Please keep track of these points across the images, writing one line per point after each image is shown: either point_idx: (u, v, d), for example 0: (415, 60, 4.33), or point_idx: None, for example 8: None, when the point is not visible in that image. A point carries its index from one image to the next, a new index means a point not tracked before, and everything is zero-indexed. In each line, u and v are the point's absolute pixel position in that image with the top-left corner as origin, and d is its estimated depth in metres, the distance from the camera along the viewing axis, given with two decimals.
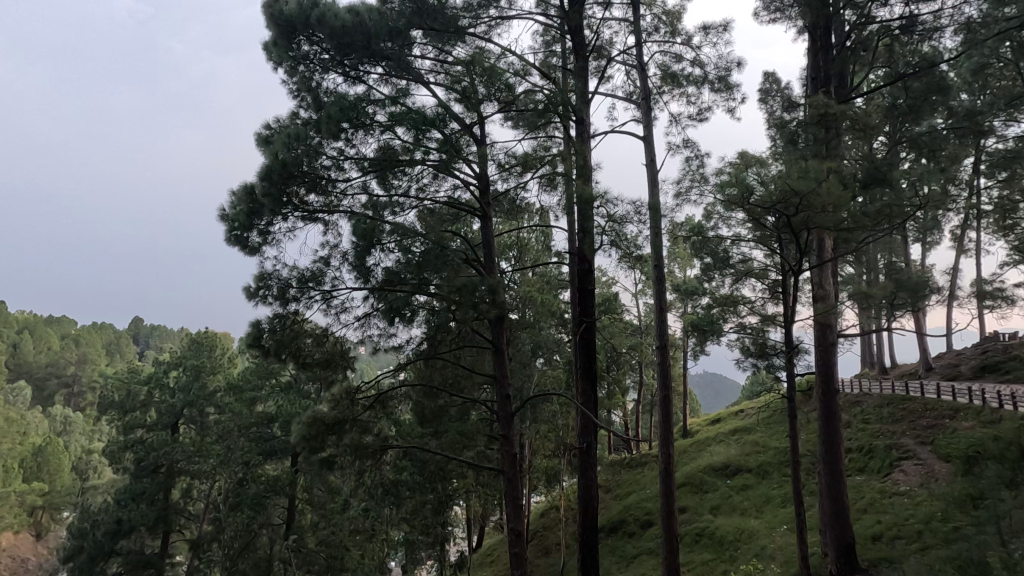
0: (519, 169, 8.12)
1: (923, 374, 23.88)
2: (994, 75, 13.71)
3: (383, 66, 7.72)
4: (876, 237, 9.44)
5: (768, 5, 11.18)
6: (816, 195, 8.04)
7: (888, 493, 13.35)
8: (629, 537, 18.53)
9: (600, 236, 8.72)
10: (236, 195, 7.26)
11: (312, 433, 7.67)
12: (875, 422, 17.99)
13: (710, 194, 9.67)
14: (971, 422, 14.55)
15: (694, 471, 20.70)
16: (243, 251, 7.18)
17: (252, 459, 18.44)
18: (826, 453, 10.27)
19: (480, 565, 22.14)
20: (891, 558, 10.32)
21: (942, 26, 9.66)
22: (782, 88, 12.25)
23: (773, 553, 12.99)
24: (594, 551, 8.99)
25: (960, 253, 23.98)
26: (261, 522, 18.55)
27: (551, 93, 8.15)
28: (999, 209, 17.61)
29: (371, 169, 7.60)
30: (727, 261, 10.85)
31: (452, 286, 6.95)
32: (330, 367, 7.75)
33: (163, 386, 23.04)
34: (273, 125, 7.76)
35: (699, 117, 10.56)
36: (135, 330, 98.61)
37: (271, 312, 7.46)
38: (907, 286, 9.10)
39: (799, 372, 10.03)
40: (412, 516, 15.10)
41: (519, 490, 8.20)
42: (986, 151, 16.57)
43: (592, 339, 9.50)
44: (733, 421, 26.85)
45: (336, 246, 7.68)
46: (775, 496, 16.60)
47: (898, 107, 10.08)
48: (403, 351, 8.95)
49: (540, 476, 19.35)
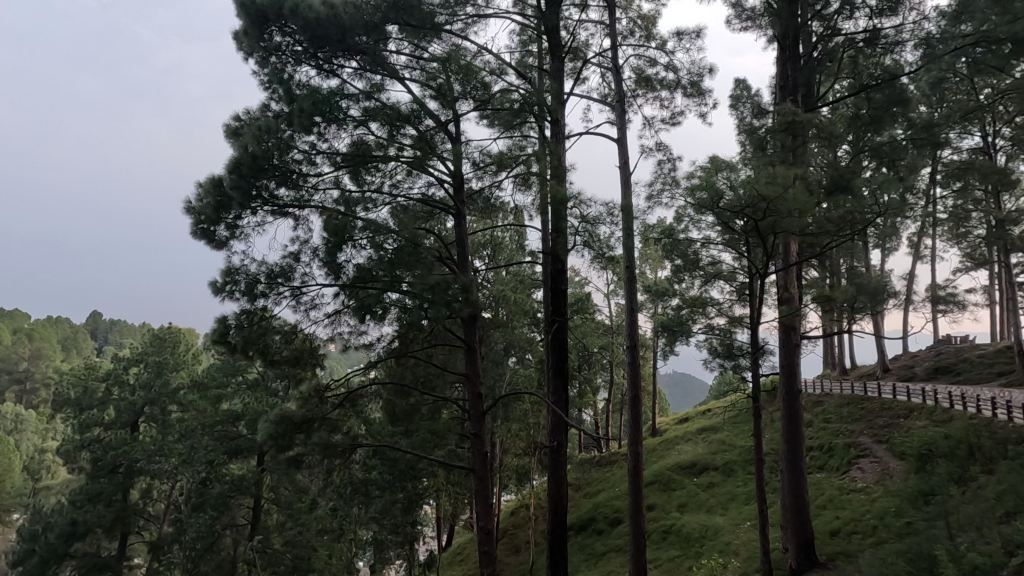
0: (494, 168, 8.11)
1: (881, 374, 24.81)
2: (950, 89, 14.37)
3: (357, 60, 7.63)
4: (838, 242, 9.73)
5: (740, 13, 11.46)
6: (782, 201, 8.26)
7: (846, 490, 13.81)
8: (598, 535, 18.77)
9: (573, 236, 8.78)
10: (202, 187, 7.03)
11: (279, 431, 7.51)
12: (835, 422, 18.61)
13: (681, 197, 9.83)
14: (924, 422, 15.18)
15: (662, 470, 21.06)
16: (210, 244, 7.00)
17: (217, 458, 18.00)
18: (788, 452, 10.56)
19: (448, 565, 22.09)
20: (848, 553, 10.67)
21: (904, 40, 10.06)
22: (752, 95, 12.53)
23: (737, 548, 13.32)
24: (563, 551, 8.98)
25: (916, 258, 25.02)
26: (225, 523, 18.13)
27: (527, 93, 8.13)
28: (953, 218, 18.46)
29: (344, 164, 7.48)
30: (697, 264, 11.01)
31: (425, 284, 6.91)
32: (298, 365, 7.64)
33: (123, 383, 22.26)
34: (242, 117, 7.58)
35: (672, 121, 10.73)
36: (94, 325, 94.81)
37: (238, 308, 7.27)
38: (867, 291, 9.28)
39: (763, 372, 10.30)
40: (381, 515, 14.99)
41: (489, 489, 8.20)
42: (940, 163, 17.36)
43: (564, 338, 9.54)
44: (700, 420, 27.42)
45: (307, 242, 7.54)
46: (740, 493, 17.00)
47: (861, 117, 10.49)
48: (374, 349, 8.87)
49: (511, 475, 19.38)
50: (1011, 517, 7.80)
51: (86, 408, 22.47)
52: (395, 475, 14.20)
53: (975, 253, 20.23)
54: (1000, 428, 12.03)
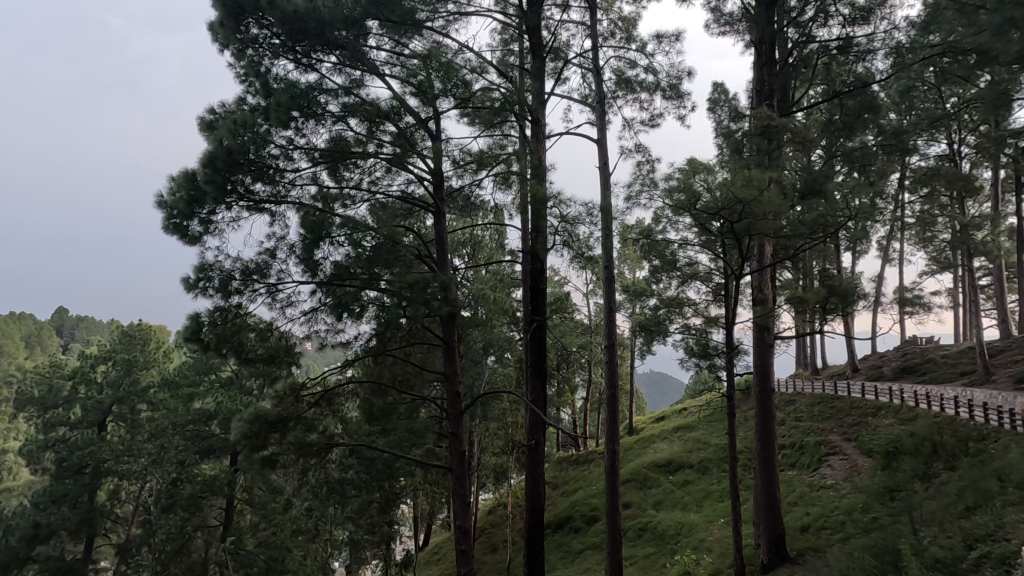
0: (474, 167, 8.09)
1: (851, 374, 25.45)
2: (918, 98, 14.81)
3: (337, 55, 7.55)
4: (811, 244, 9.93)
5: (718, 18, 11.63)
6: (757, 203, 8.38)
7: (817, 487, 14.14)
8: (575, 533, 18.90)
9: (553, 236, 8.80)
10: (175, 180, 6.85)
11: (253, 431, 7.37)
12: (807, 420, 19.02)
13: (659, 199, 9.95)
14: (891, 420, 15.62)
15: (638, 468, 21.32)
16: (182, 240, 6.84)
17: (188, 458, 17.62)
18: (761, 450, 10.77)
19: (425, 564, 21.98)
20: (817, 547, 10.91)
21: (875, 48, 10.33)
22: (729, 98, 12.75)
23: (710, 545, 13.52)
24: (540, 549, 9.01)
25: (885, 261, 25.76)
26: (196, 525, 17.76)
27: (508, 91, 8.12)
28: (921, 222, 19.02)
29: (322, 160, 7.38)
30: (674, 264, 11.14)
31: (403, 282, 6.83)
32: (274, 363, 7.53)
33: (90, 381, 21.62)
34: (217, 109, 7.40)
35: (651, 123, 10.88)
36: (60, 322, 91.83)
37: (212, 305, 7.11)
38: (838, 292, 9.50)
39: (738, 372, 10.47)
40: (357, 515, 14.86)
41: (467, 488, 8.18)
42: (908, 170, 17.89)
43: (543, 337, 9.56)
44: (676, 419, 27.77)
45: (284, 238, 7.42)
46: (714, 491, 17.28)
47: (834, 123, 10.74)
48: (351, 347, 8.78)
49: (489, 474, 19.37)
50: (971, 511, 8.13)
51: (50, 407, 21.85)
52: (371, 475, 14.05)
53: (940, 257, 20.92)
54: (962, 426, 12.47)
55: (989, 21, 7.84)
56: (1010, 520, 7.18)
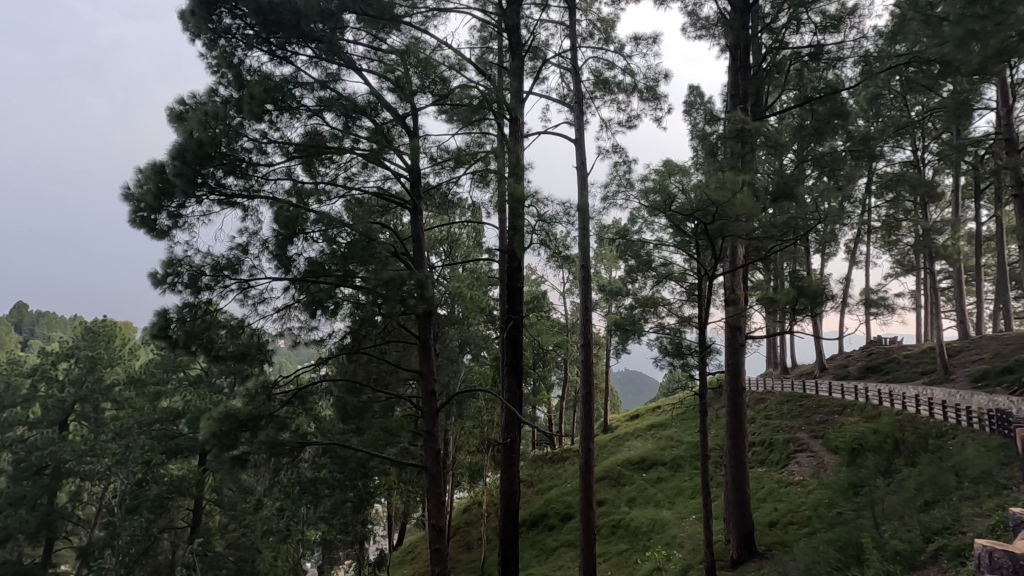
0: (452, 164, 8.03)
1: (819, 373, 26.11)
2: (886, 105, 15.24)
3: (312, 48, 7.42)
4: (782, 246, 10.15)
5: (695, 21, 11.80)
6: (730, 205, 8.54)
7: (785, 483, 14.48)
8: (549, 531, 19.00)
9: (530, 235, 8.79)
10: (143, 172, 6.64)
11: (223, 430, 7.18)
12: (776, 419, 19.48)
13: (635, 199, 10.07)
14: (856, 417, 16.08)
15: (613, 465, 21.55)
16: (150, 234, 6.63)
17: (154, 458, 17.14)
18: (732, 447, 10.97)
19: (399, 564, 21.84)
20: (784, 542, 11.16)
21: (845, 56, 10.62)
22: (705, 101, 12.94)
23: (682, 541, 13.72)
24: (514, 547, 9.04)
25: (852, 263, 26.51)
26: (163, 526, 17.31)
27: (486, 89, 8.08)
28: (886, 226, 19.58)
29: (296, 155, 7.23)
30: (649, 264, 11.28)
31: (379, 280, 6.76)
32: (245, 361, 7.40)
33: (51, 379, 20.96)
34: (186, 100, 7.18)
35: (629, 124, 11.03)
36: (19, 318, 88.38)
37: (180, 301, 6.90)
38: (807, 293, 9.74)
39: (711, 371, 10.65)
40: (330, 515, 14.70)
41: (442, 487, 8.14)
42: (875, 175, 18.45)
43: (519, 335, 9.55)
44: (650, 417, 28.14)
45: (256, 234, 7.26)
46: (686, 488, 17.54)
47: (806, 128, 10.99)
48: (325, 345, 8.65)
49: (464, 472, 19.37)
50: (929, 505, 8.42)
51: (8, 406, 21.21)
52: (344, 475, 13.87)
53: (904, 260, 21.65)
54: (923, 423, 12.93)
55: (951, 33, 8.17)
56: (966, 514, 7.44)
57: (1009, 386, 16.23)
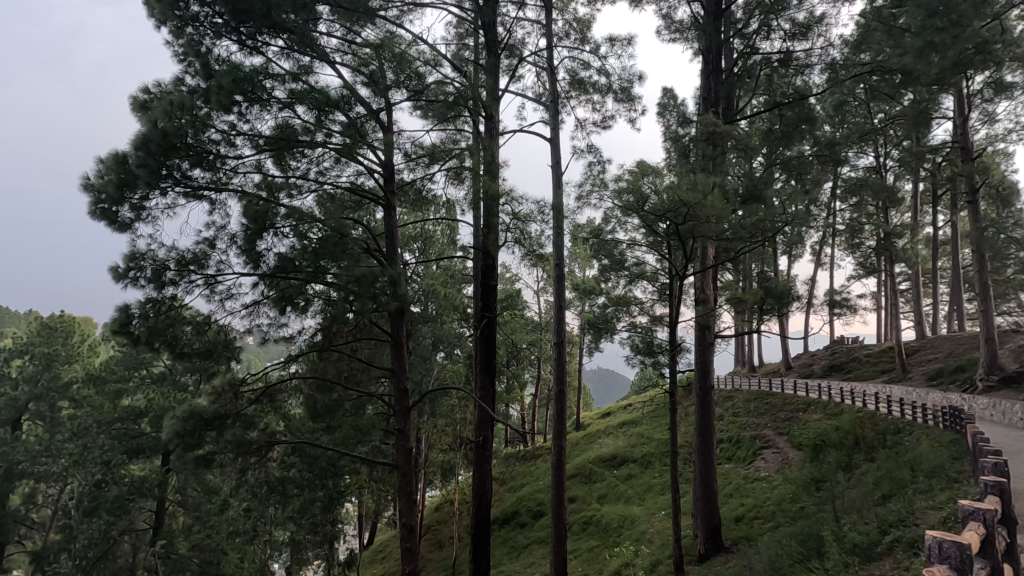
0: (426, 160, 7.97)
1: (784, 372, 26.80)
2: (851, 112, 15.72)
3: (284, 39, 7.26)
4: (750, 247, 10.41)
5: (669, 24, 11.96)
6: (701, 207, 8.72)
7: (751, 479, 14.85)
8: (520, 528, 19.07)
9: (504, 233, 8.77)
10: (103, 161, 6.38)
11: (187, 429, 6.95)
12: (743, 416, 19.95)
13: (609, 199, 10.18)
14: (819, 415, 16.58)
15: (585, 462, 21.77)
16: (110, 226, 6.37)
17: (115, 459, 16.57)
18: (700, 444, 11.18)
19: (369, 564, 21.63)
20: (750, 537, 11.41)
21: (812, 63, 10.87)
22: (678, 104, 13.15)
23: (651, 537, 13.92)
24: (485, 545, 9.03)
25: (817, 265, 27.31)
26: (123, 528, 16.78)
27: (462, 86, 8.03)
28: (850, 230, 20.20)
29: (266, 147, 7.07)
30: (623, 264, 11.42)
31: (351, 276, 6.65)
32: (211, 358, 7.23)
33: (3, 377, 20.16)
34: (150, 89, 6.88)
35: (603, 124, 11.21)
36: None
37: (143, 296, 6.65)
38: (774, 293, 9.98)
39: (680, 369, 10.84)
40: (299, 515, 14.49)
41: (413, 486, 8.08)
42: (840, 180, 19.02)
43: (493, 333, 9.53)
44: (622, 415, 28.51)
45: (224, 227, 7.06)
46: (656, 484, 17.81)
47: (775, 132, 11.26)
48: (294, 342, 8.50)
49: (436, 471, 19.30)
50: (886, 498, 8.75)
51: None
52: (314, 474, 13.68)
53: (866, 262, 22.37)
54: (882, 420, 13.41)
55: (912, 43, 8.43)
56: (920, 506, 7.74)
57: (960, 385, 16.94)
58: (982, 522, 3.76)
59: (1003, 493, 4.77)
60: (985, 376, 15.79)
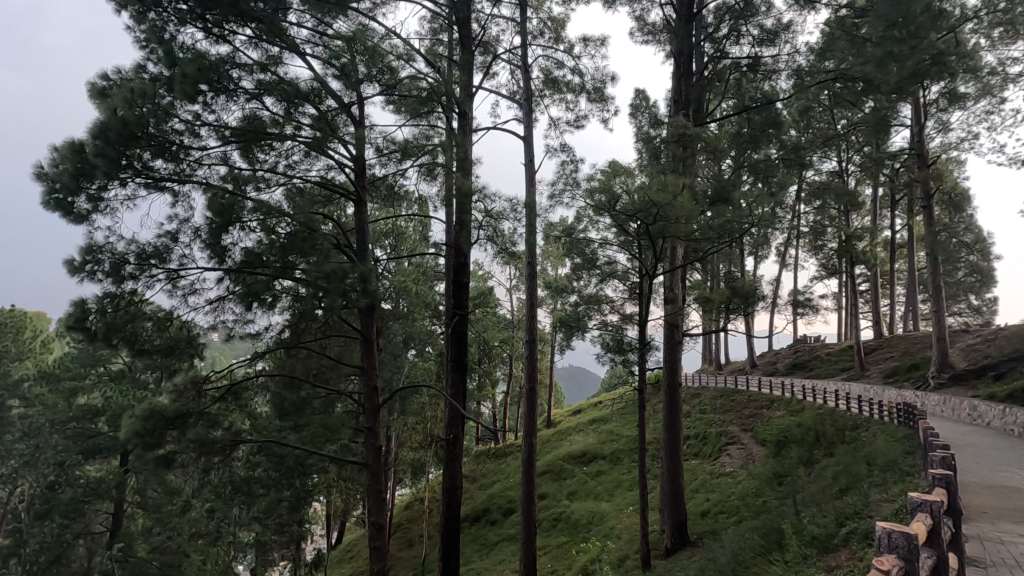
0: (399, 156, 7.89)
1: (749, 370, 27.46)
2: (816, 117, 16.15)
3: (252, 28, 7.08)
4: (718, 248, 10.62)
5: (642, 26, 12.07)
6: (670, 208, 8.86)
7: (716, 474, 15.20)
8: (490, 525, 19.11)
9: (477, 231, 8.71)
10: (59, 150, 6.10)
11: (147, 428, 6.72)
12: (710, 413, 20.40)
13: (581, 198, 10.26)
14: (782, 411, 17.07)
15: (555, 460, 21.95)
16: (66, 218, 6.10)
17: (70, 459, 15.93)
18: (668, 440, 11.37)
19: (337, 563, 21.36)
20: (714, 531, 11.69)
21: (779, 69, 11.16)
22: (649, 105, 13.33)
23: (619, 532, 14.11)
24: (455, 543, 9.00)
25: (782, 266, 28.06)
26: (78, 532, 16.16)
27: (435, 81, 7.95)
28: (814, 232, 20.77)
29: (233, 139, 6.87)
30: (594, 262, 11.54)
31: (320, 272, 6.49)
32: (173, 355, 7.00)
33: None
34: (109, 75, 6.59)
35: (577, 123, 11.29)
36: None
37: (100, 291, 6.39)
38: (740, 293, 10.21)
39: (649, 366, 11.01)
40: (265, 516, 14.22)
41: (382, 484, 8.00)
42: (805, 183, 19.57)
43: (464, 331, 9.48)
44: (591, 412, 28.80)
45: (188, 220, 6.83)
46: (624, 480, 18.06)
47: (742, 135, 11.50)
48: (261, 339, 8.30)
49: (406, 469, 19.18)
50: (843, 492, 9.06)
51: None
52: (281, 473, 13.42)
53: (828, 264, 23.06)
54: (841, 417, 13.88)
55: (873, 53, 8.73)
56: (875, 499, 8.03)
57: (914, 382, 17.66)
58: (929, 513, 3.92)
59: (949, 485, 4.98)
60: (936, 374, 16.48)
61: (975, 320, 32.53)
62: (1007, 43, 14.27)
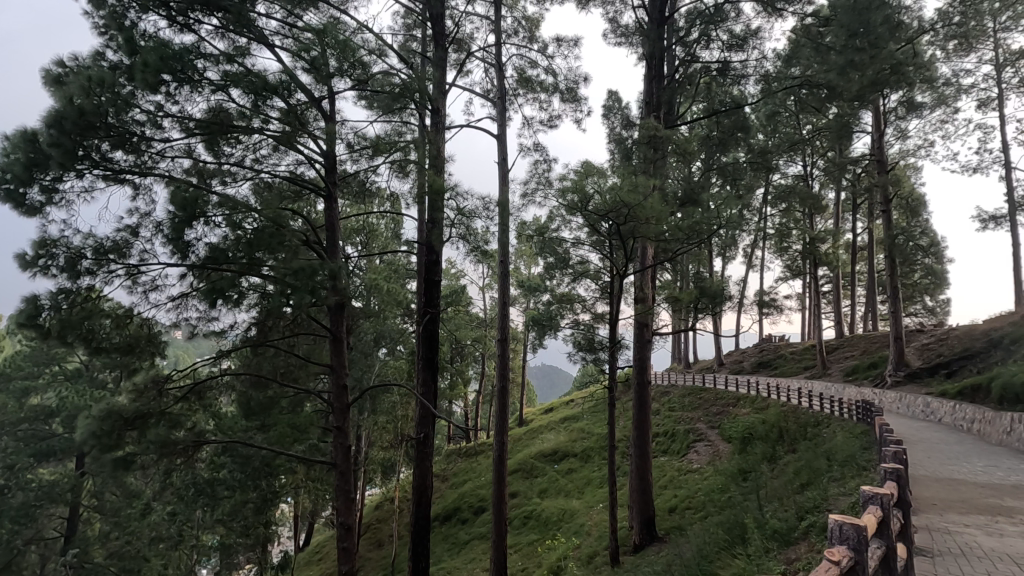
0: (370, 152, 7.78)
1: (716, 368, 28.06)
2: (781, 122, 16.59)
3: (218, 17, 6.87)
4: (686, 249, 10.79)
5: (615, 28, 12.19)
6: (641, 208, 8.99)
7: (684, 471, 15.48)
8: (461, 524, 19.07)
9: (449, 229, 8.64)
10: (10, 139, 5.83)
11: (104, 430, 6.47)
12: (678, 410, 20.78)
13: (553, 198, 10.31)
14: (747, 409, 17.51)
15: (526, 458, 22.04)
16: (17, 210, 5.83)
17: (21, 462, 15.26)
18: (638, 437, 11.52)
19: (305, 565, 21.05)
20: (681, 526, 11.92)
21: (747, 74, 11.37)
22: (622, 107, 13.47)
23: (589, 529, 14.24)
24: (425, 542, 8.94)
25: (748, 267, 28.73)
26: (29, 538, 15.46)
27: (408, 77, 7.86)
28: (779, 234, 21.34)
29: (197, 131, 6.68)
30: (566, 262, 11.64)
31: (287, 269, 6.31)
32: (133, 353, 6.76)
33: None
34: (65, 62, 6.31)
35: (550, 123, 11.39)
36: None
37: (54, 287, 6.13)
38: (708, 293, 10.39)
39: (618, 364, 11.15)
40: (230, 518, 13.90)
41: (351, 483, 7.88)
42: (771, 186, 20.09)
43: (435, 329, 9.40)
44: (562, 411, 29.03)
45: (149, 215, 6.59)
46: (595, 477, 18.24)
47: (712, 138, 11.69)
48: (226, 337, 8.10)
49: (376, 468, 18.98)
50: (804, 487, 9.32)
51: None
52: (247, 474, 13.14)
53: (793, 265, 23.72)
54: (803, 414, 14.35)
55: (836, 61, 9.00)
56: (833, 493, 8.29)
57: (871, 380, 18.33)
58: (879, 506, 4.08)
59: (899, 478, 5.18)
60: (892, 372, 17.12)
61: (929, 321, 33.96)
62: (960, 55, 14.93)
